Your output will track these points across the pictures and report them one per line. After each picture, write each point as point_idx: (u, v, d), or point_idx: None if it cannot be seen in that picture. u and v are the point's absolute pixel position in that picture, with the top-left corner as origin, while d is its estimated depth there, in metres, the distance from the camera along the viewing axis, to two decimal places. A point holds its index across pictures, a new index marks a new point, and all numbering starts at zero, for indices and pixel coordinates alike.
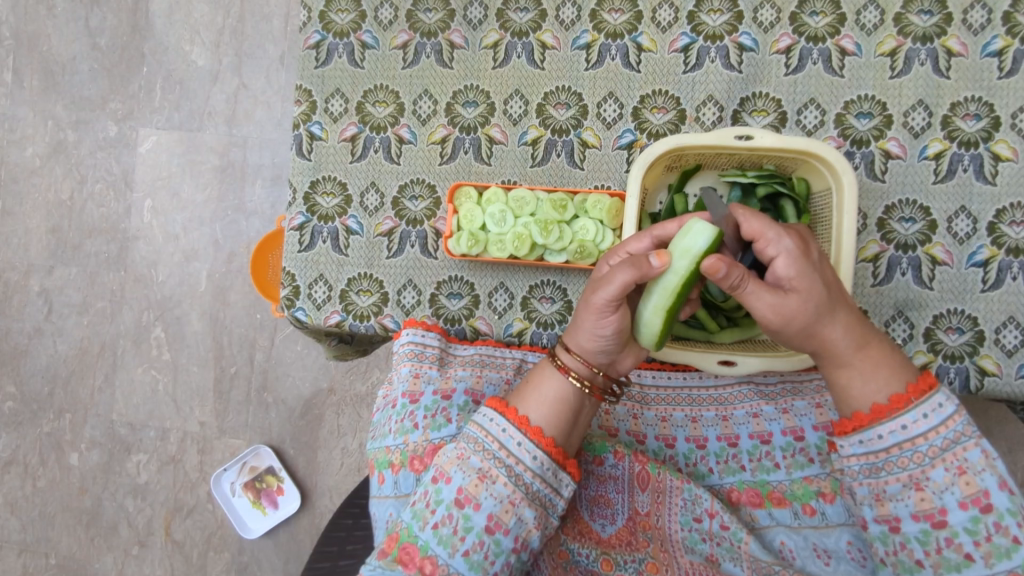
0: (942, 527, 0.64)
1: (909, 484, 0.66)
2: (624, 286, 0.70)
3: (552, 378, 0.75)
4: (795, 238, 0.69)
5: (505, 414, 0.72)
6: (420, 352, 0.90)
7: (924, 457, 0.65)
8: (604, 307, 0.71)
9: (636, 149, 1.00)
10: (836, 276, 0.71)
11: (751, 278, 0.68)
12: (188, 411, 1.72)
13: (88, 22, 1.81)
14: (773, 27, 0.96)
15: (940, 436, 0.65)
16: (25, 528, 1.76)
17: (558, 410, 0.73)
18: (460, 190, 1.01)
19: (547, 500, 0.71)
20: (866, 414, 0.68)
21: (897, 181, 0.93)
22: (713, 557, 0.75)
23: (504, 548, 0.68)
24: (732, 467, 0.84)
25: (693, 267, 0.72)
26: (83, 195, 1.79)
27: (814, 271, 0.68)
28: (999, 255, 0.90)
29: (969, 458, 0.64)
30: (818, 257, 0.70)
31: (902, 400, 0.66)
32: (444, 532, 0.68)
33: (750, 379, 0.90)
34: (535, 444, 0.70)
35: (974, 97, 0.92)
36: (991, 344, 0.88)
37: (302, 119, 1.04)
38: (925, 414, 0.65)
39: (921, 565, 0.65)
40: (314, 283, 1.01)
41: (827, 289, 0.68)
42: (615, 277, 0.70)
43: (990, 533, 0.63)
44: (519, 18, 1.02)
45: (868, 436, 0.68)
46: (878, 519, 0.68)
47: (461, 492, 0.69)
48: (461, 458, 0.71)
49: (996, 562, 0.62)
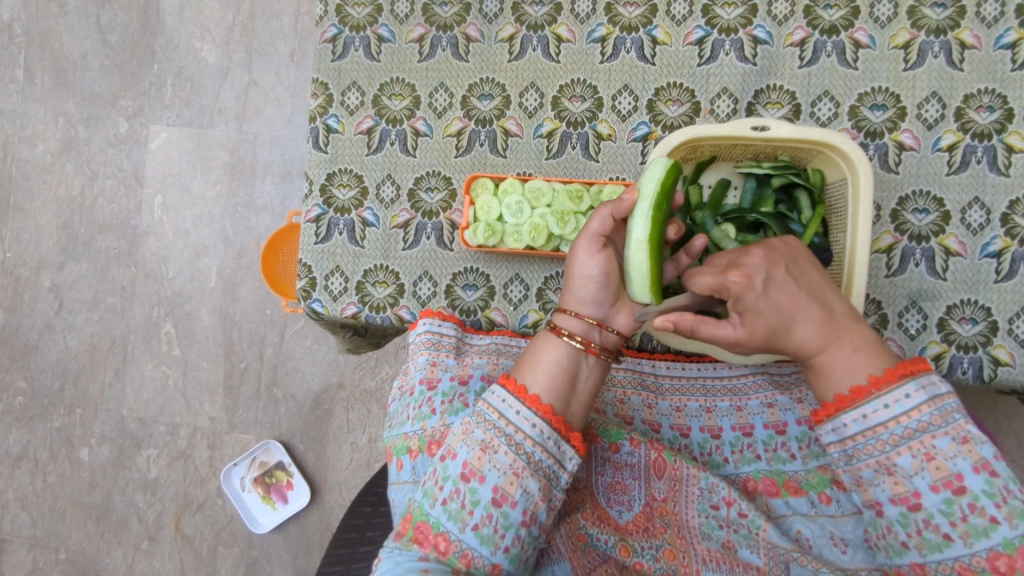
0: (918, 509, 0.64)
1: (881, 469, 0.67)
2: (605, 219, 0.80)
3: (547, 347, 0.76)
4: (737, 274, 0.73)
5: (504, 386, 0.73)
6: (436, 341, 0.91)
7: (889, 444, 0.66)
8: (591, 242, 0.79)
9: (650, 141, 1.00)
10: (793, 293, 0.72)
11: (699, 324, 0.74)
12: (198, 407, 1.73)
13: (98, 19, 1.82)
14: (787, 20, 0.97)
15: (903, 424, 0.66)
16: (35, 523, 1.77)
17: (555, 377, 0.74)
18: (476, 181, 1.02)
19: (550, 471, 0.71)
20: (831, 404, 0.70)
21: (911, 172, 0.93)
22: (730, 543, 0.76)
23: (512, 521, 0.68)
24: (748, 456, 0.84)
25: (660, 191, 0.80)
26: (93, 191, 1.80)
27: (756, 300, 0.72)
28: (1012, 245, 0.91)
29: (938, 445, 0.65)
30: (767, 284, 0.72)
31: (863, 390, 0.68)
32: (453, 508, 0.69)
33: (764, 369, 0.92)
34: (533, 412, 0.71)
35: (987, 89, 0.92)
36: (1005, 334, 0.89)
37: (318, 112, 1.05)
38: (888, 404, 0.67)
39: (907, 547, 0.65)
40: (330, 274, 1.02)
41: (774, 312, 0.72)
42: (595, 216, 0.81)
43: (966, 514, 0.62)
44: (535, 11, 1.03)
45: (837, 425, 0.69)
46: (866, 504, 0.69)
47: (466, 466, 0.70)
48: (466, 433, 0.72)
49: (975, 542, 0.62)
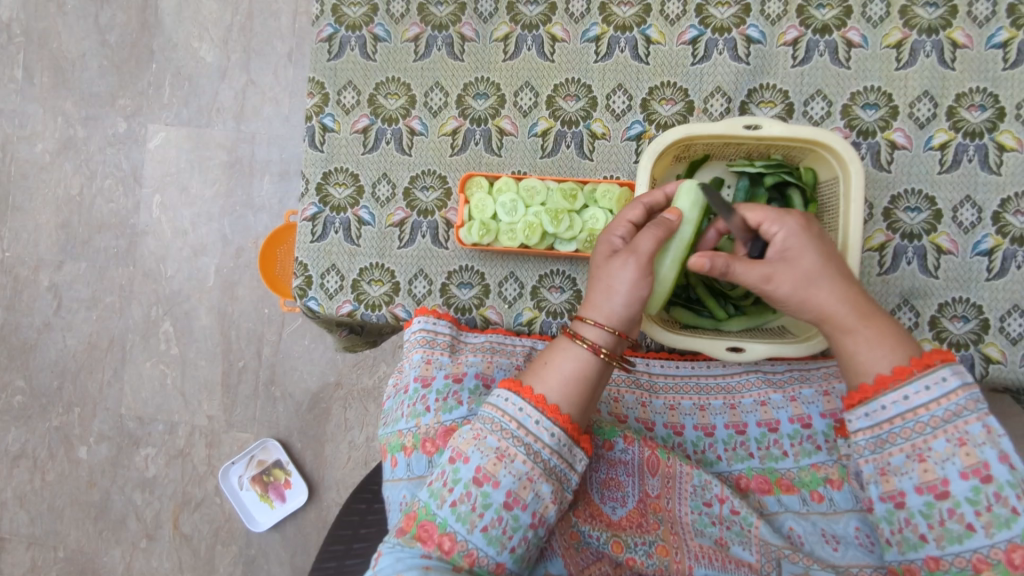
0: (945, 498, 0.65)
1: (913, 455, 0.67)
2: (658, 240, 0.78)
3: (572, 356, 0.76)
4: (792, 216, 0.75)
5: (521, 394, 0.73)
6: (431, 339, 0.92)
7: (926, 427, 0.67)
8: (645, 265, 0.76)
9: (644, 140, 1.01)
10: (834, 251, 0.75)
11: (738, 260, 0.74)
12: (196, 405, 1.74)
13: (97, 19, 1.83)
14: (780, 20, 0.97)
15: (943, 407, 0.66)
16: (34, 521, 1.77)
17: (577, 387, 0.75)
18: (471, 180, 1.03)
19: (562, 475, 0.72)
20: (871, 385, 0.70)
21: (903, 172, 0.94)
22: (723, 540, 0.76)
23: (522, 524, 0.69)
24: (741, 454, 0.85)
25: (699, 218, 0.82)
26: (92, 190, 1.81)
27: (808, 241, 0.74)
28: (1004, 243, 0.91)
29: (970, 430, 0.65)
30: (817, 230, 0.76)
31: (906, 370, 0.69)
32: (462, 510, 0.69)
33: (757, 369, 0.93)
34: (552, 422, 0.72)
35: (979, 88, 0.93)
36: (996, 332, 0.89)
37: (314, 111, 1.05)
38: (928, 386, 0.67)
39: (925, 540, 0.66)
40: (326, 273, 1.03)
41: (821, 257, 0.73)
42: (650, 235, 0.78)
43: (990, 502, 0.64)
44: (529, 11, 1.03)
45: (874, 408, 0.69)
46: (883, 497, 0.68)
47: (479, 471, 0.70)
48: (478, 438, 0.72)
49: (995, 532, 0.63)
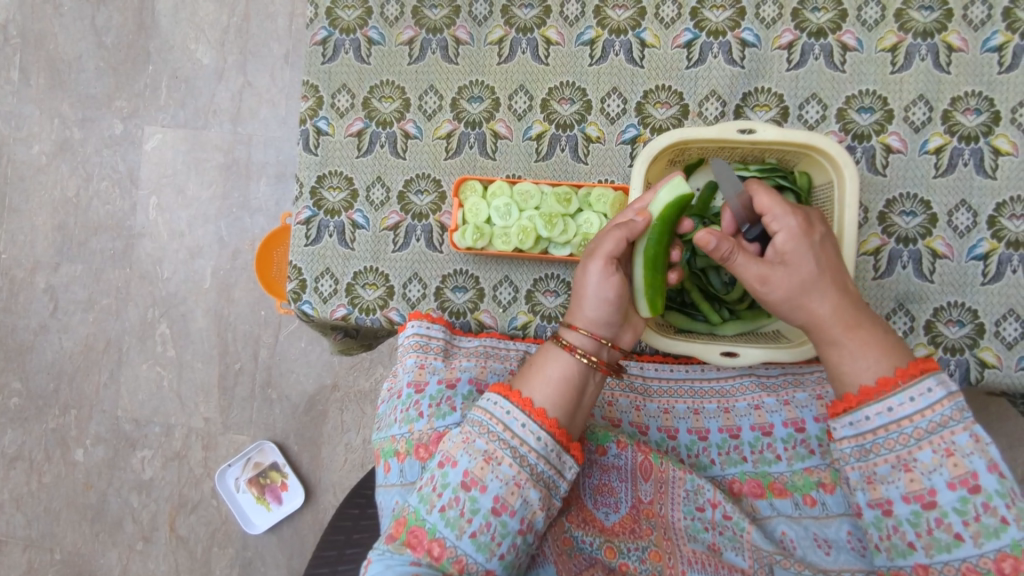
0: (932, 507, 0.65)
1: (898, 465, 0.67)
2: (619, 241, 0.77)
3: (555, 359, 0.76)
4: (801, 216, 0.73)
5: (509, 397, 0.73)
6: (424, 344, 0.92)
7: (910, 439, 0.67)
8: (607, 264, 0.76)
9: (639, 144, 1.01)
10: (836, 258, 0.74)
11: (739, 251, 0.72)
12: (192, 407, 1.74)
13: (94, 20, 1.83)
14: (775, 23, 0.97)
15: (927, 419, 0.66)
16: (30, 524, 1.77)
17: (563, 390, 0.74)
18: (464, 184, 1.02)
19: (551, 481, 0.71)
20: (853, 396, 0.70)
21: (898, 175, 0.94)
22: (716, 546, 0.76)
23: (510, 529, 0.69)
24: (734, 458, 0.85)
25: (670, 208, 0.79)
26: (88, 193, 1.80)
27: (808, 247, 0.72)
28: (999, 248, 0.91)
29: (957, 441, 0.65)
30: (821, 236, 0.73)
31: (889, 383, 0.68)
32: (451, 515, 0.69)
33: (751, 372, 0.92)
34: (538, 425, 0.71)
35: (974, 92, 0.93)
36: (992, 336, 0.89)
37: (308, 114, 1.05)
38: (913, 397, 0.67)
39: (914, 548, 0.66)
40: (320, 277, 1.02)
41: (819, 265, 0.72)
42: (608, 236, 0.78)
43: (978, 513, 0.63)
44: (524, 14, 1.03)
45: (857, 418, 0.69)
46: (871, 504, 0.69)
47: (467, 475, 0.70)
48: (467, 442, 0.72)
49: (985, 542, 0.63)
